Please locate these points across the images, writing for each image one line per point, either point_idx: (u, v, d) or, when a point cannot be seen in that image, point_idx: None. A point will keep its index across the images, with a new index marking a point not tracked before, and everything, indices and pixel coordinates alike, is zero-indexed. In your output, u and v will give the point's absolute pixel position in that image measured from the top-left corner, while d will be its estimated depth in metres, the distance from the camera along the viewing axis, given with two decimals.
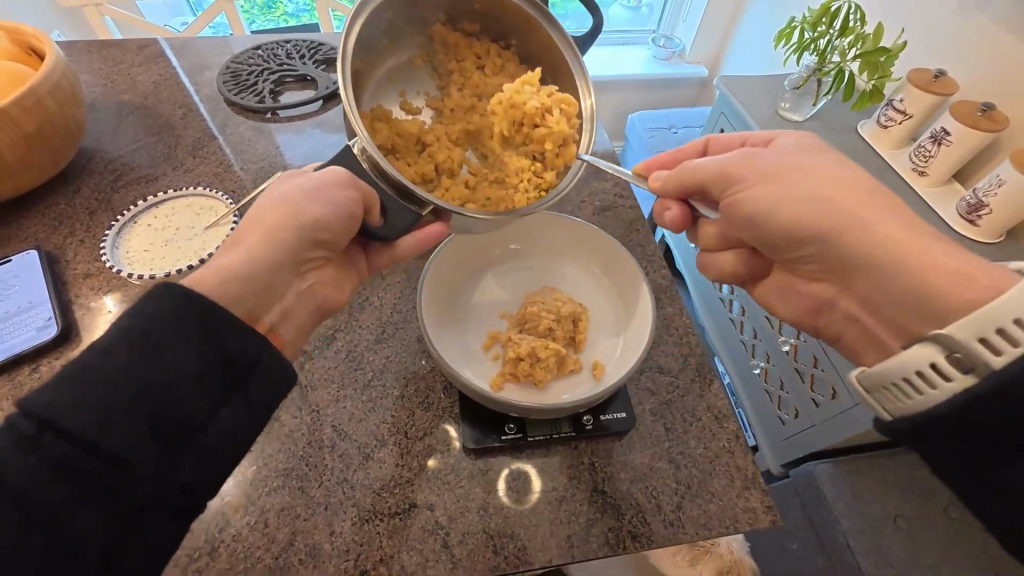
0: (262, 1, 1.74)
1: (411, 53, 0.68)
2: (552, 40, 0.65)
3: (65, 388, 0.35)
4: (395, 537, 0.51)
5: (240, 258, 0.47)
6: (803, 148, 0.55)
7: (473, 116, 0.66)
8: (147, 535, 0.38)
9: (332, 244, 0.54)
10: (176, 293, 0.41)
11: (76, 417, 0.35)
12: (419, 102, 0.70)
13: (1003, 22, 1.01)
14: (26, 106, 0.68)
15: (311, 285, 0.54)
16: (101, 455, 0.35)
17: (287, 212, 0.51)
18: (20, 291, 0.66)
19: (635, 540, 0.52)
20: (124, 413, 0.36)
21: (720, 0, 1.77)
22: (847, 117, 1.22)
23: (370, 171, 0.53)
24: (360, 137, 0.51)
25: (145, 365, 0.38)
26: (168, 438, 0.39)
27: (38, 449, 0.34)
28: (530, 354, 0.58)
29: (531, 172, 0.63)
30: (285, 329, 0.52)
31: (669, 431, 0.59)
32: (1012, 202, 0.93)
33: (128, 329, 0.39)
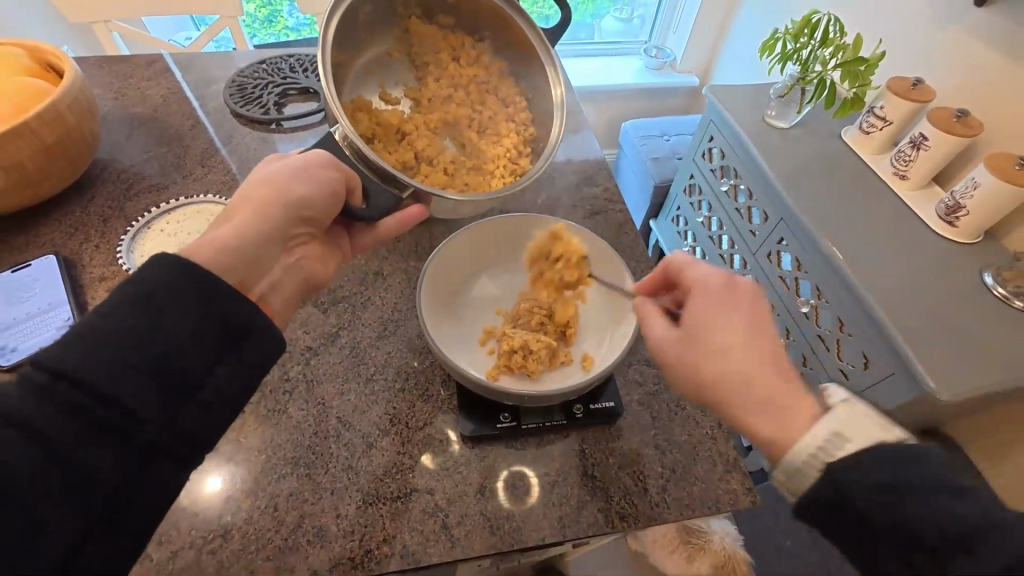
0: (263, 15, 1.79)
1: (387, 46, 0.74)
2: (523, 32, 0.71)
3: (78, 346, 0.38)
4: (397, 518, 0.54)
5: (230, 231, 0.50)
6: (714, 302, 0.51)
7: (450, 107, 0.74)
8: (152, 479, 0.41)
9: (317, 222, 0.58)
10: (184, 267, 0.44)
11: (86, 369, 0.38)
12: (398, 92, 0.77)
13: (974, 33, 1.06)
14: (46, 119, 0.72)
15: (298, 259, 0.59)
16: (108, 404, 0.38)
17: (272, 192, 0.54)
18: (40, 294, 0.70)
19: (623, 520, 0.56)
20: (129, 367, 0.39)
21: (709, 12, 1.83)
22: (830, 123, 1.27)
23: (353, 157, 0.60)
24: (341, 124, 0.58)
25: (147, 325, 0.41)
26: (170, 391, 0.42)
27: (53, 397, 0.37)
28: (523, 347, 0.63)
29: (507, 160, 0.71)
30: (274, 297, 0.57)
31: (655, 419, 0.63)
32: (988, 203, 0.97)
33: (132, 293, 0.42)
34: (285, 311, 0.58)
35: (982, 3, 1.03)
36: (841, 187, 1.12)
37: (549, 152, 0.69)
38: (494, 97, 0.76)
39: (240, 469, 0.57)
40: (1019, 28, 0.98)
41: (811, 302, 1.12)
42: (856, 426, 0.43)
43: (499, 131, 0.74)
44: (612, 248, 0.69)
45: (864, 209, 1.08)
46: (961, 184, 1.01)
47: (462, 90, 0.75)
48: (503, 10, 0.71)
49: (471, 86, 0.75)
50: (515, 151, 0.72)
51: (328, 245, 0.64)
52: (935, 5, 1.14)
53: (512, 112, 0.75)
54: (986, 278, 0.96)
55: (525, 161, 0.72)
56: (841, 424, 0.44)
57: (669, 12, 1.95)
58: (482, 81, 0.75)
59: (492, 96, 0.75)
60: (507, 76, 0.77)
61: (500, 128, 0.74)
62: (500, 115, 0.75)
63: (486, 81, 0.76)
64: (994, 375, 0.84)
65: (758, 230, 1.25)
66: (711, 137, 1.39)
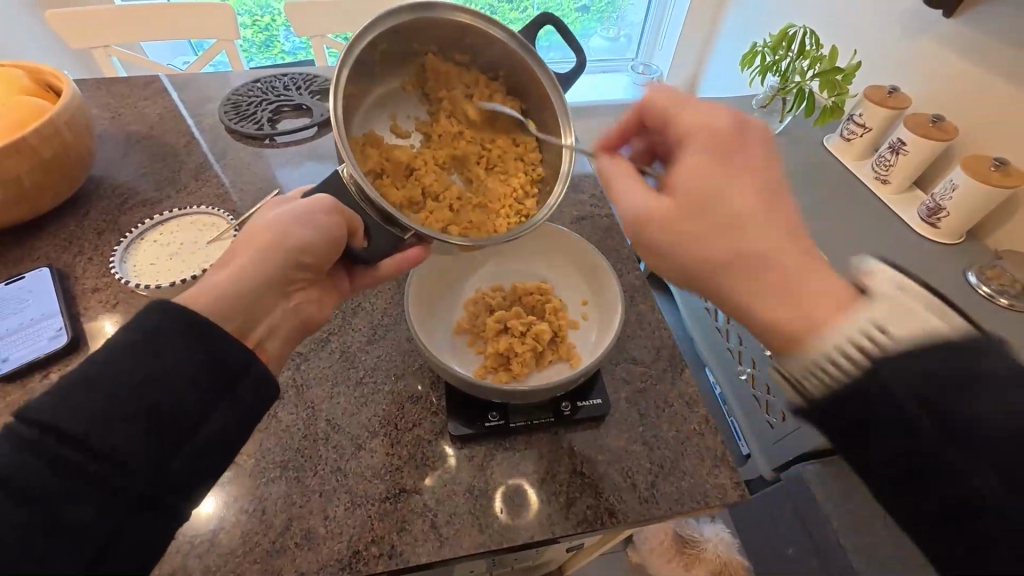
0: (261, 40, 1.85)
1: (399, 79, 0.68)
2: (540, 79, 0.65)
3: (70, 392, 0.37)
4: (386, 519, 0.54)
5: (228, 277, 0.50)
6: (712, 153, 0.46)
7: (461, 142, 0.67)
8: (138, 534, 0.38)
9: (317, 267, 0.57)
10: (181, 310, 0.43)
11: (76, 420, 0.36)
12: (409, 125, 0.70)
13: (946, 44, 1.10)
14: (44, 135, 0.74)
15: (297, 305, 0.57)
16: (97, 456, 0.36)
17: (277, 239, 0.53)
18: (33, 305, 0.71)
19: (612, 517, 0.56)
20: (122, 415, 0.38)
21: (692, 29, 1.90)
22: (811, 131, 1.31)
23: (360, 199, 0.56)
24: (349, 165, 0.54)
25: (144, 371, 0.40)
26: (164, 439, 0.39)
27: (41, 452, 0.35)
28: (507, 349, 0.63)
29: (513, 200, 0.66)
30: (272, 343, 0.53)
31: (643, 416, 0.64)
32: (967, 204, 0.99)
33: (131, 339, 0.40)
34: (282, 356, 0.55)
35: (952, 14, 1.07)
36: (822, 193, 1.14)
37: (556, 198, 0.64)
38: (506, 135, 0.69)
39: (228, 474, 0.57)
40: (991, 38, 1.01)
41: None
42: (903, 313, 0.37)
43: (508, 170, 0.67)
44: (601, 257, 0.70)
45: (845, 212, 1.10)
46: (941, 186, 1.04)
47: (475, 126, 0.68)
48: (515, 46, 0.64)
49: (482, 123, 0.69)
50: (521, 190, 0.67)
51: (329, 284, 0.63)
52: (904, 18, 1.19)
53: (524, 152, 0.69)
54: (970, 277, 0.98)
55: (532, 203, 0.66)
56: (891, 316, 0.37)
57: (653, 30, 2.03)
58: (494, 118, 0.69)
59: (503, 134, 0.69)
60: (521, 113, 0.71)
61: (509, 168, 0.68)
62: (511, 153, 0.68)
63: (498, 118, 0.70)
64: None
65: None
66: None
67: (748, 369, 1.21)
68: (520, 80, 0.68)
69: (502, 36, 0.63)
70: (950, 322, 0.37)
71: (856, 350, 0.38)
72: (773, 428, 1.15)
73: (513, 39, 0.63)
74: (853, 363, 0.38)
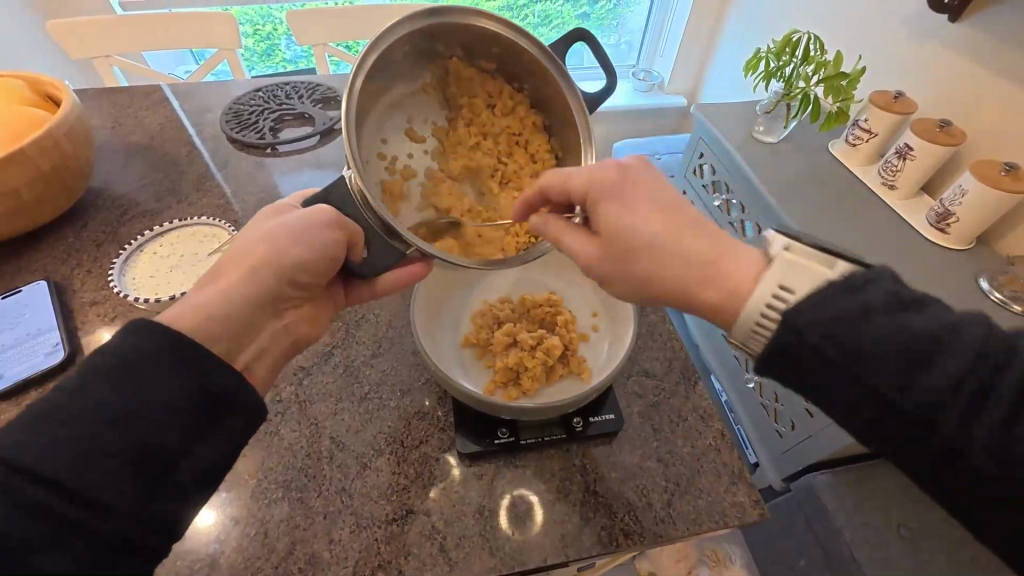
0: (262, 49, 1.84)
1: (420, 81, 0.63)
2: (564, 95, 0.62)
3: (44, 424, 0.35)
4: (393, 542, 0.52)
5: (215, 295, 0.48)
6: (617, 193, 0.50)
7: (476, 154, 0.64)
8: None
9: (309, 284, 0.55)
10: (162, 327, 0.41)
11: (51, 460, 0.34)
12: (426, 129, 0.65)
13: (953, 48, 1.09)
14: (43, 146, 0.73)
15: (286, 325, 0.55)
16: (74, 497, 0.34)
17: (268, 254, 0.51)
18: (29, 319, 0.69)
19: (629, 538, 0.54)
20: (101, 451, 0.36)
21: (694, 35, 1.89)
22: (817, 137, 1.29)
23: (360, 205, 0.53)
24: (353, 172, 0.50)
25: (125, 402, 0.38)
26: (145, 475, 0.38)
27: (6, 494, 0.33)
28: (518, 364, 0.61)
29: (524, 219, 0.63)
30: (259, 367, 0.51)
31: (657, 432, 0.62)
32: (977, 209, 0.97)
33: (109, 367, 0.38)
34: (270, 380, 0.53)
35: (958, 18, 1.06)
36: (830, 199, 1.12)
37: None
38: (525, 150, 0.66)
39: (230, 493, 0.55)
40: (999, 43, 1.00)
41: None
42: (800, 274, 0.43)
43: (521, 186, 0.65)
44: None
45: (856, 217, 1.08)
46: (949, 191, 1.02)
47: (493, 139, 0.65)
48: (542, 60, 0.60)
49: (501, 137, 0.65)
50: None
51: (323, 299, 0.61)
52: (910, 23, 1.18)
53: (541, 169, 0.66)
54: (983, 283, 0.95)
55: None
56: (784, 276, 0.43)
57: (655, 36, 2.03)
58: (514, 133, 0.65)
59: (522, 148, 0.65)
60: (542, 129, 0.67)
61: (524, 185, 0.65)
62: (528, 170, 0.65)
63: (519, 133, 0.66)
64: None
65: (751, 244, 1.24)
66: (701, 155, 1.40)
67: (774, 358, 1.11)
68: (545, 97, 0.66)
69: (528, 46, 0.60)
70: (835, 269, 0.43)
71: (773, 310, 0.43)
72: (781, 438, 1.12)
73: (545, 56, 0.60)
74: (771, 322, 0.43)
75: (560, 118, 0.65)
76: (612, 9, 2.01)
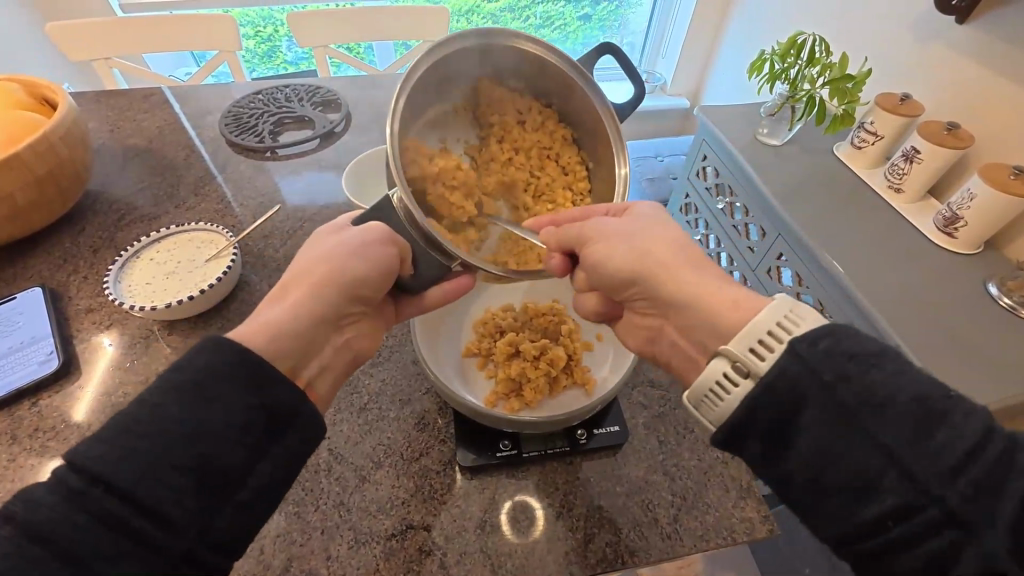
0: (262, 51, 1.84)
1: (454, 102, 0.62)
2: (595, 108, 0.62)
3: (122, 437, 0.34)
4: (393, 559, 0.51)
5: (285, 313, 0.46)
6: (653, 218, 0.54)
7: (509, 169, 0.63)
8: None
9: (371, 298, 0.54)
10: (233, 345, 0.40)
11: (126, 470, 0.33)
12: (458, 148, 0.64)
13: (961, 51, 1.07)
14: (38, 151, 0.72)
15: (347, 340, 0.53)
16: (145, 510, 0.33)
17: (328, 272, 0.50)
18: (23, 327, 0.68)
19: (635, 555, 0.52)
20: (169, 466, 0.34)
21: (696, 36, 1.88)
22: (821, 140, 1.27)
23: (406, 222, 0.53)
24: (400, 188, 0.50)
25: (195, 418, 0.36)
26: (209, 491, 0.36)
27: (87, 504, 0.32)
28: (520, 375, 0.60)
29: None
30: (321, 384, 0.49)
31: (663, 444, 0.60)
32: (986, 213, 0.95)
33: (181, 379, 0.37)
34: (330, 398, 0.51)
35: (965, 19, 1.04)
36: (834, 202, 1.10)
37: None
38: (556, 163, 0.65)
39: None
40: (1005, 45, 0.98)
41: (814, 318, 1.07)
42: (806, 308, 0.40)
43: (556, 199, 0.65)
44: None
45: (862, 221, 1.06)
46: (957, 195, 0.99)
47: (525, 154, 0.64)
48: (571, 73, 0.60)
49: (533, 151, 0.64)
50: None
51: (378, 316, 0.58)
52: (916, 24, 1.16)
53: (571, 181, 0.66)
54: (990, 288, 0.93)
55: None
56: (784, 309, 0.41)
57: (657, 37, 2.01)
58: (543, 146, 0.65)
59: (552, 162, 0.65)
60: (571, 142, 0.67)
61: (557, 197, 0.65)
62: (559, 183, 0.65)
63: (549, 147, 0.65)
64: (1012, 388, 0.80)
65: (757, 246, 1.22)
66: (705, 156, 1.38)
67: None
68: (571, 107, 0.65)
69: (557, 60, 0.60)
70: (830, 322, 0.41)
71: (768, 345, 0.39)
72: None
73: (571, 67, 0.60)
74: (760, 356, 0.39)
75: (587, 128, 0.65)
76: (613, 10, 2.00)
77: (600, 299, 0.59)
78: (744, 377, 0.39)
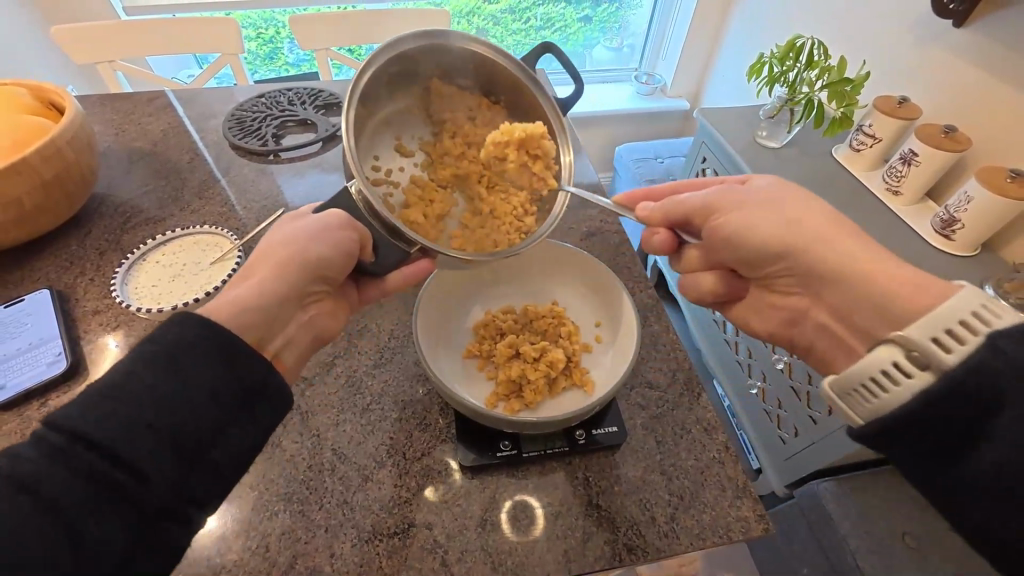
0: (263, 52, 1.85)
1: (406, 102, 0.66)
2: (541, 104, 0.67)
3: (96, 403, 0.36)
4: (394, 556, 0.52)
5: (250, 291, 0.48)
6: (777, 188, 0.56)
7: (462, 163, 0.67)
8: (165, 544, 0.37)
9: (334, 279, 0.55)
10: (199, 318, 0.42)
11: (103, 429, 0.35)
12: (413, 144, 0.69)
13: (958, 54, 1.08)
14: (46, 155, 0.73)
15: (312, 316, 0.55)
16: (123, 465, 0.35)
17: (291, 254, 0.52)
18: (31, 329, 0.69)
19: (632, 553, 0.53)
20: (146, 428, 0.37)
21: (696, 38, 1.89)
22: (819, 142, 1.28)
23: (366, 212, 0.55)
24: (358, 178, 0.53)
25: (169, 386, 0.38)
26: (184, 452, 0.38)
27: (67, 459, 0.34)
28: (520, 376, 0.61)
29: (514, 217, 0.65)
30: (288, 355, 0.52)
31: (660, 444, 0.61)
32: (983, 216, 0.96)
33: (155, 349, 0.39)
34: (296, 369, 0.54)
35: (962, 24, 1.05)
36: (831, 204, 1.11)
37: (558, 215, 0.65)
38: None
39: (234, 496, 0.55)
40: (1005, 46, 0.99)
41: None
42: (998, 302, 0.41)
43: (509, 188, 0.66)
44: (612, 274, 0.68)
45: (860, 222, 1.07)
46: (954, 197, 1.01)
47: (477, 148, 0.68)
48: (516, 73, 0.65)
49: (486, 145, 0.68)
50: (523, 208, 0.66)
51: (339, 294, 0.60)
52: (915, 27, 1.17)
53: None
54: (988, 290, 0.94)
55: (531, 221, 0.65)
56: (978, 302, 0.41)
57: (657, 39, 2.02)
58: None
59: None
60: None
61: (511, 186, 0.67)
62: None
63: None
64: None
65: None
66: (705, 158, 1.39)
67: (779, 363, 1.09)
68: (520, 104, 0.69)
69: (505, 61, 0.65)
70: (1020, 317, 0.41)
71: (958, 335, 0.40)
72: (785, 444, 1.12)
73: (516, 67, 0.65)
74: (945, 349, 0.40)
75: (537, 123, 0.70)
76: (614, 12, 2.00)
77: (719, 279, 0.63)
78: (921, 370, 0.41)
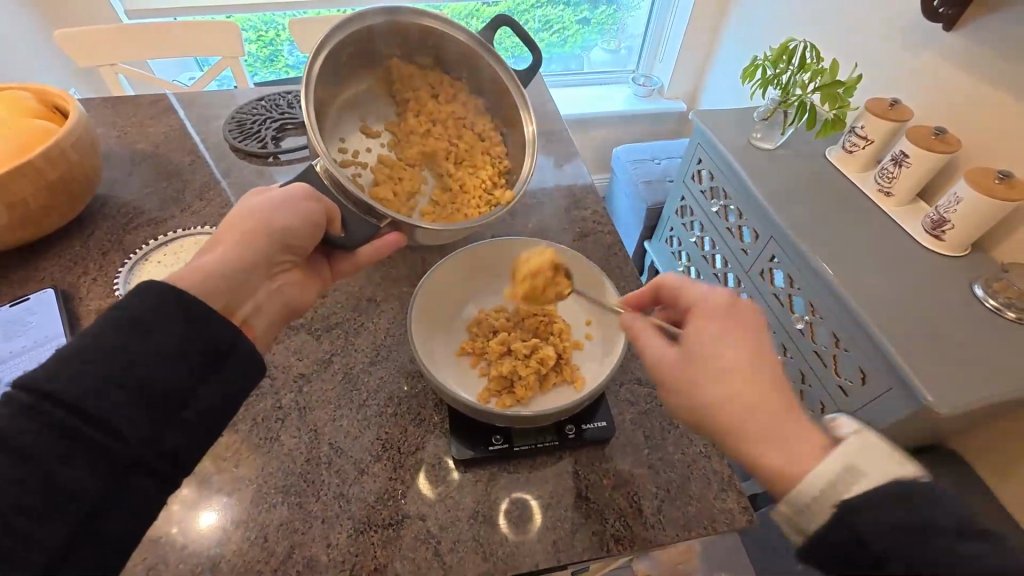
0: (264, 54, 1.87)
1: (368, 82, 0.74)
2: (502, 79, 0.75)
3: (64, 365, 0.39)
4: (388, 546, 0.54)
5: (214, 260, 0.50)
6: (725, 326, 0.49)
7: (429, 140, 0.76)
8: (136, 494, 0.40)
9: (302, 249, 0.58)
10: (167, 287, 0.44)
11: (72, 388, 0.38)
12: (379, 125, 0.77)
13: (948, 57, 1.10)
14: (52, 157, 0.75)
15: (281, 286, 0.58)
16: (93, 421, 0.38)
17: (258, 223, 0.54)
18: (36, 327, 0.71)
19: (619, 543, 0.55)
20: (116, 386, 0.39)
21: (694, 41, 1.91)
22: (812, 144, 1.30)
23: (334, 190, 0.61)
24: (324, 159, 0.58)
25: (134, 348, 0.41)
26: (153, 409, 0.41)
27: (39, 416, 0.37)
28: (511, 372, 0.63)
29: (484, 190, 0.74)
30: (258, 320, 0.54)
31: (649, 438, 0.63)
32: (972, 217, 0.97)
33: (122, 314, 0.42)
34: (267, 335, 0.56)
35: (952, 27, 1.07)
36: (818, 204, 1.13)
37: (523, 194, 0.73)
38: (472, 132, 0.78)
39: (233, 490, 0.57)
40: (993, 50, 1.01)
41: (806, 319, 1.10)
42: (871, 457, 0.42)
43: (476, 163, 0.77)
44: (601, 272, 0.70)
45: (850, 223, 1.09)
46: (945, 198, 1.02)
47: (441, 125, 0.76)
48: (478, 50, 0.73)
49: (449, 121, 0.77)
50: (491, 181, 0.76)
51: (308, 269, 0.63)
52: (907, 30, 1.18)
53: (488, 146, 0.79)
54: (977, 290, 0.95)
55: (501, 192, 0.75)
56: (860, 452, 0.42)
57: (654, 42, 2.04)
58: (459, 117, 0.77)
59: (469, 130, 0.78)
60: (484, 112, 0.80)
61: (477, 160, 0.77)
62: (477, 148, 0.77)
63: (463, 115, 0.78)
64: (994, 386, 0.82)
65: (749, 248, 1.25)
66: (699, 160, 1.41)
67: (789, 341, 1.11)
68: (482, 80, 0.78)
69: (460, 37, 0.72)
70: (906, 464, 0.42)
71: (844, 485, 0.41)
72: None
73: (473, 41, 0.72)
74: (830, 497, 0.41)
75: (499, 98, 0.78)
76: (612, 14, 2.02)
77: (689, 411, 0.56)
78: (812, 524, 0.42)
